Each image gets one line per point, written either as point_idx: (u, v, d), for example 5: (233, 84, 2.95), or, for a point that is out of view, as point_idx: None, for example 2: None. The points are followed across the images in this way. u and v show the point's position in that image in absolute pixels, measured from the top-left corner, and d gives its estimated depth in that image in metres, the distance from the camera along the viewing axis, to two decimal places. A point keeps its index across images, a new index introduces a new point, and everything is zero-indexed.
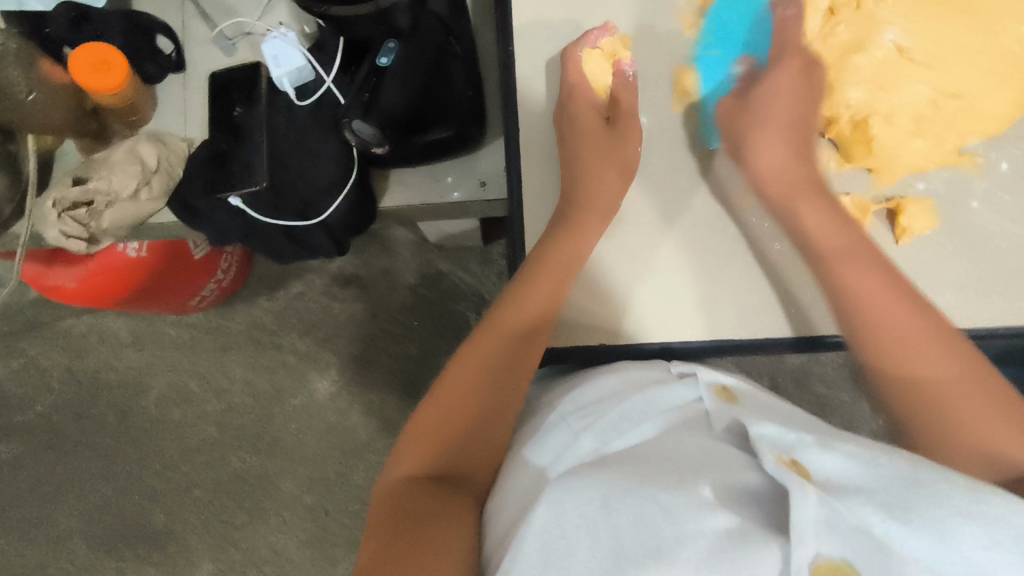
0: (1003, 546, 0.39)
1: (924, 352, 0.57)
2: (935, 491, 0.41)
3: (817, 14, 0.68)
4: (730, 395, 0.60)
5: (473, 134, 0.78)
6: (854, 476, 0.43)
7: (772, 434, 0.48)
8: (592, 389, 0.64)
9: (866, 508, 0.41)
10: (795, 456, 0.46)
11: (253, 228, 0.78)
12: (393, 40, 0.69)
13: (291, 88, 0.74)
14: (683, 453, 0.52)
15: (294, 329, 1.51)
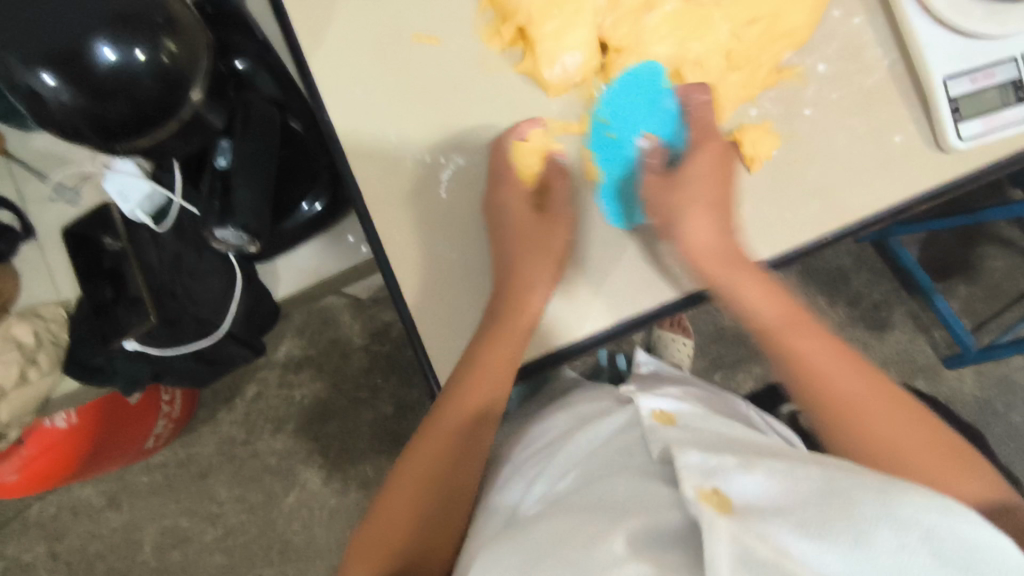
0: (912, 547, 0.40)
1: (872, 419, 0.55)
2: (848, 500, 0.43)
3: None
4: (667, 419, 0.64)
5: (343, 210, 0.77)
6: (769, 499, 0.46)
7: (696, 465, 0.51)
8: (546, 432, 0.72)
9: (783, 536, 0.42)
10: (717, 485, 0.47)
11: (161, 361, 0.77)
12: (226, 139, 0.67)
13: (147, 217, 0.71)
14: (614, 499, 0.53)
15: (265, 431, 1.48)
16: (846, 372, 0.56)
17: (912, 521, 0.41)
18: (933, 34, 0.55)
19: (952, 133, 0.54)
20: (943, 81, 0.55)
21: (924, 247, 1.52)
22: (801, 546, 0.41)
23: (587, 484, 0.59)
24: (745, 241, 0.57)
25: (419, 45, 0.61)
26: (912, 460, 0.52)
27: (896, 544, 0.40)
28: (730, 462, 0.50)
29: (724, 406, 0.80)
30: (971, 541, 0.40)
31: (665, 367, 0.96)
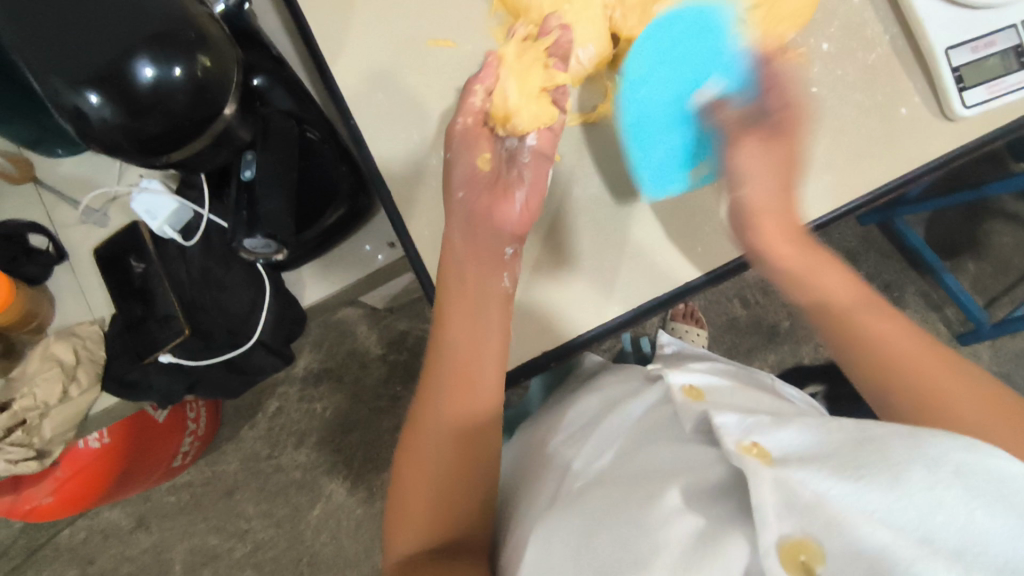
0: (947, 481, 0.39)
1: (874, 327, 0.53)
2: (884, 442, 0.43)
3: None
4: (697, 392, 0.65)
5: (365, 215, 0.79)
6: (806, 448, 0.47)
7: (733, 422, 0.52)
8: (579, 414, 0.74)
9: (820, 485, 0.42)
10: (757, 439, 0.49)
11: (193, 375, 0.79)
12: (249, 152, 0.69)
13: (175, 233, 0.73)
14: (658, 463, 0.57)
15: (289, 444, 1.49)
16: (880, 321, 0.53)
17: (940, 460, 0.40)
18: (931, 6, 0.56)
19: (956, 101, 0.55)
20: (945, 51, 0.55)
21: (930, 226, 1.53)
22: (841, 494, 0.41)
23: (634, 450, 0.63)
24: (773, 210, 0.57)
25: (432, 48, 0.60)
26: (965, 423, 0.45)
27: (929, 480, 0.40)
28: (764, 418, 0.52)
29: (749, 381, 0.80)
30: (999, 475, 0.40)
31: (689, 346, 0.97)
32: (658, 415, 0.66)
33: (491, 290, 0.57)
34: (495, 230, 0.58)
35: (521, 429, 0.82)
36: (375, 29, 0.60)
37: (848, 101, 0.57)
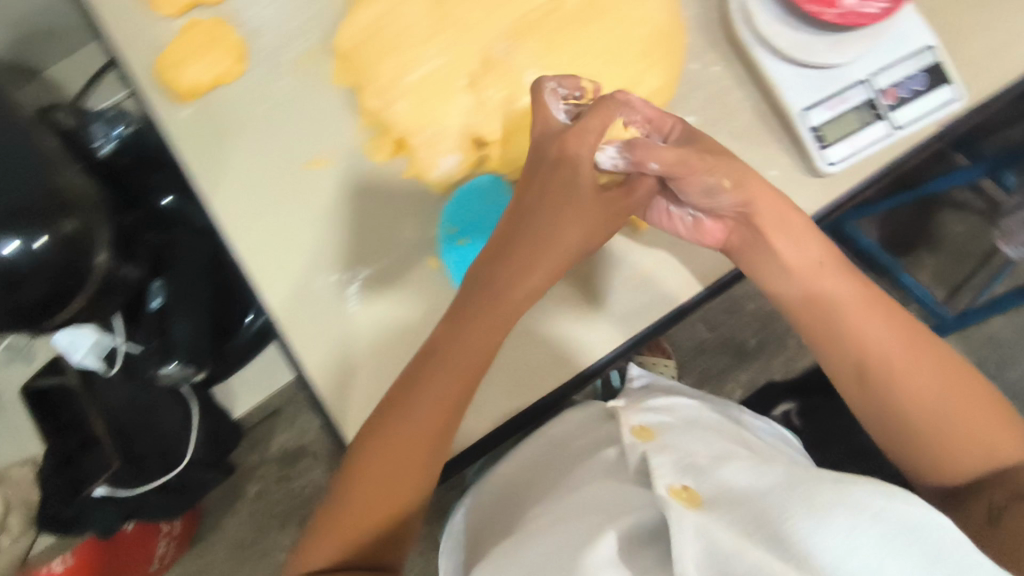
0: (866, 527, 0.38)
1: (916, 366, 0.52)
2: (805, 491, 0.42)
3: (460, 93, 0.54)
4: (647, 433, 0.61)
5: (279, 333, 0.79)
6: (735, 493, 0.45)
7: (670, 463, 0.51)
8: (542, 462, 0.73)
9: (738, 534, 0.40)
10: (690, 483, 0.48)
11: (131, 502, 0.78)
12: (156, 279, 0.70)
13: (98, 363, 0.70)
14: (596, 503, 0.53)
15: (272, 527, 1.48)
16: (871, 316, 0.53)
17: (859, 505, 0.39)
18: (782, 70, 0.56)
19: (819, 159, 0.55)
20: (800, 114, 0.56)
21: (883, 226, 1.52)
22: (762, 545, 0.39)
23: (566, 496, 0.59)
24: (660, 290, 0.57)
25: (311, 171, 0.57)
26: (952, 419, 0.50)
27: (848, 526, 0.38)
28: (704, 460, 0.51)
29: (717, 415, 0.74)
30: (907, 517, 0.39)
31: (658, 379, 0.88)
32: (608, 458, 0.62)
33: (525, 297, 0.50)
34: (568, 233, 0.50)
35: (478, 484, 0.77)
36: (253, 158, 0.57)
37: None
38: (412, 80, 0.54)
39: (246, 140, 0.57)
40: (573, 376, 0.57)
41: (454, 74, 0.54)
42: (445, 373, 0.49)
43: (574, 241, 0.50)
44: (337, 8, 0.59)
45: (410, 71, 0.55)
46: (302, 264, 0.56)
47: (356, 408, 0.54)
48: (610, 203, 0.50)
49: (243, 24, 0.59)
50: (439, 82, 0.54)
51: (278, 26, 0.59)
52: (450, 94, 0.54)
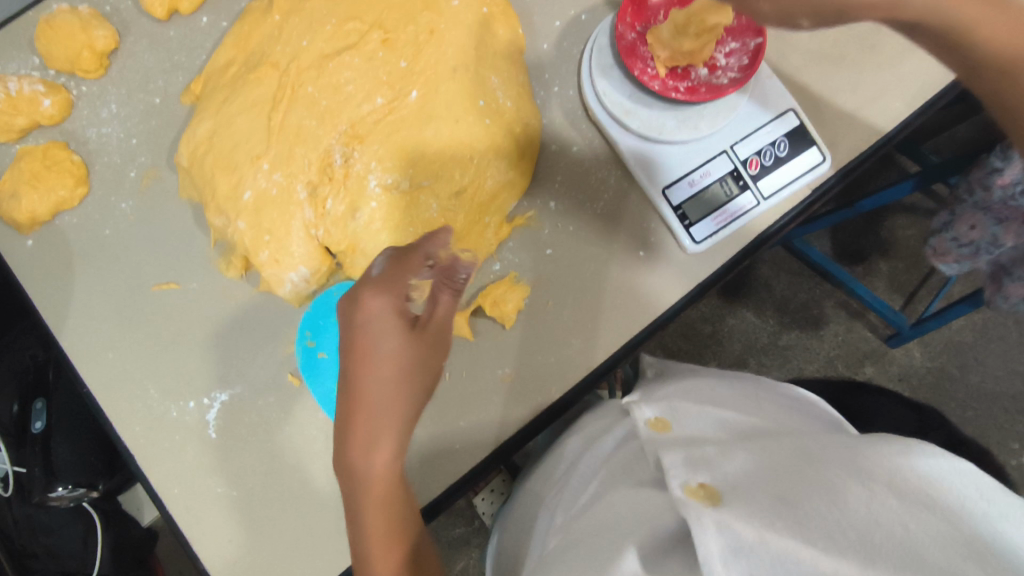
0: (885, 493, 0.37)
1: None
2: (818, 471, 0.41)
3: (302, 206, 0.53)
4: (665, 423, 0.57)
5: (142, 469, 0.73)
6: (744, 480, 0.43)
7: (680, 461, 0.46)
8: (560, 460, 0.65)
9: (758, 522, 0.36)
10: (705, 480, 0.43)
11: None
12: (40, 399, 0.68)
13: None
14: (615, 520, 0.47)
15: None
16: None
17: (875, 472, 0.39)
18: (637, 149, 0.55)
19: (686, 238, 0.54)
20: (662, 192, 0.54)
21: (834, 237, 1.51)
22: (787, 532, 0.35)
23: (598, 500, 0.53)
24: (532, 381, 0.53)
25: (160, 293, 0.55)
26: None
27: (866, 498, 0.37)
28: (712, 453, 0.47)
29: (742, 396, 0.64)
30: (924, 472, 0.38)
31: (671, 363, 0.78)
32: (626, 452, 0.58)
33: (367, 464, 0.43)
34: (392, 403, 0.43)
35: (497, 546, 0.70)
36: (99, 284, 0.56)
37: (585, 257, 0.55)
38: (247, 199, 0.53)
39: (92, 265, 0.56)
40: (462, 478, 0.52)
41: (292, 186, 0.53)
42: (361, 486, 0.43)
43: (394, 392, 0.43)
44: (180, 120, 0.59)
45: (243, 191, 0.53)
46: (152, 391, 0.54)
47: (218, 537, 0.52)
48: (420, 345, 0.44)
49: (87, 143, 0.58)
50: (277, 196, 0.53)
51: (123, 142, 0.58)
52: (290, 209, 0.53)
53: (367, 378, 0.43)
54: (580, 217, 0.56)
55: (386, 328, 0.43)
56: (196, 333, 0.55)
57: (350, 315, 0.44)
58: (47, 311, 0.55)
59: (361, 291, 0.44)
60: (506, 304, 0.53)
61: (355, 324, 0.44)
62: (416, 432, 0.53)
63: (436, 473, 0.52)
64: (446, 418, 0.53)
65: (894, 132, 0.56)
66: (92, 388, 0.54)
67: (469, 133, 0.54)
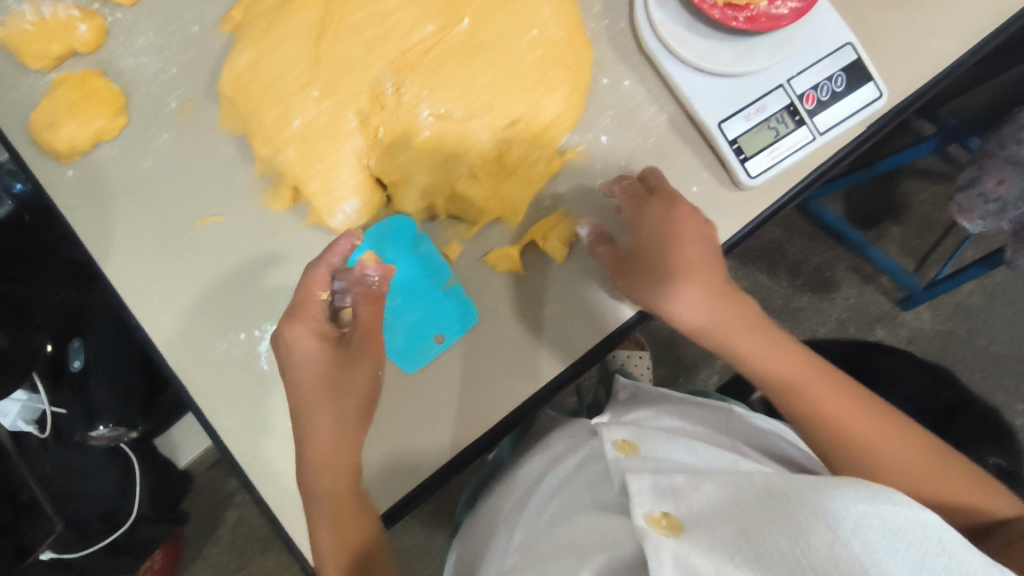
0: (845, 538, 0.40)
1: (855, 422, 0.53)
2: (788, 504, 0.46)
3: (352, 135, 0.52)
4: (632, 445, 0.62)
5: (188, 407, 0.77)
6: (715, 509, 0.50)
7: (648, 489, 0.53)
8: (524, 477, 0.73)
9: (716, 555, 0.43)
10: (670, 509, 0.51)
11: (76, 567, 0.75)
12: (76, 339, 0.69)
13: (29, 426, 0.68)
14: (576, 537, 0.55)
15: (256, 552, 1.32)
16: (829, 390, 0.54)
17: (836, 517, 0.42)
18: (693, 82, 0.54)
19: (741, 173, 0.53)
20: (718, 125, 0.53)
21: (848, 201, 1.47)
22: (747, 566, 0.41)
23: (559, 522, 0.60)
24: (583, 317, 0.54)
25: (204, 228, 0.54)
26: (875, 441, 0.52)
27: (829, 541, 0.41)
28: (680, 481, 0.54)
29: (700, 425, 0.68)
30: (888, 520, 0.41)
31: (643, 386, 0.83)
32: (590, 475, 0.64)
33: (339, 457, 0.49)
34: (327, 430, 0.49)
35: (476, 518, 0.74)
36: (143, 216, 0.55)
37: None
38: (296, 128, 0.52)
39: (134, 198, 0.55)
40: (511, 412, 0.52)
41: (342, 114, 0.52)
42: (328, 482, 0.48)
43: (342, 418, 0.49)
44: (218, 50, 0.57)
45: (292, 118, 0.52)
46: (200, 325, 0.53)
47: (272, 467, 0.52)
48: (344, 364, 0.49)
49: (120, 73, 0.56)
50: (327, 125, 0.52)
51: (161, 72, 0.57)
52: (341, 137, 0.52)
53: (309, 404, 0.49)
54: (629, 152, 0.55)
55: (313, 356, 0.49)
56: (244, 267, 0.54)
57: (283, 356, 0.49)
58: (91, 245, 0.54)
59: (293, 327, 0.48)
60: (556, 238, 0.53)
61: (288, 361, 0.49)
62: (469, 366, 0.52)
63: (488, 407, 0.52)
64: (498, 352, 0.53)
65: (947, 73, 0.55)
66: (140, 319, 0.53)
67: (522, 63, 0.53)
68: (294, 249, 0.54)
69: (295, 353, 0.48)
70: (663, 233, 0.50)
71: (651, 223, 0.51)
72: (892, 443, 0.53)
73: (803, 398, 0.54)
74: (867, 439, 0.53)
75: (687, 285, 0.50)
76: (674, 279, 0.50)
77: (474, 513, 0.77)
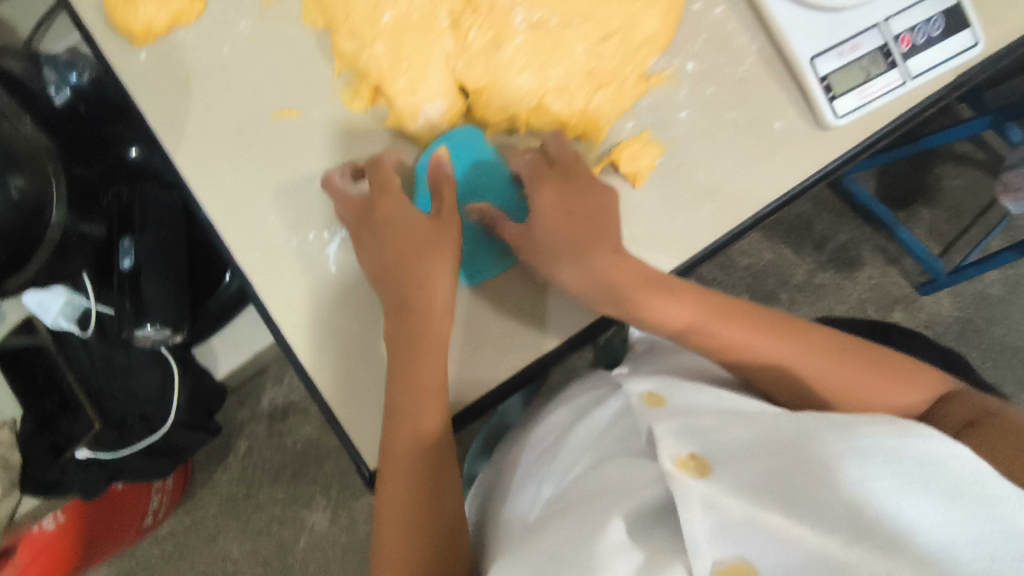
0: (874, 474, 0.33)
1: (760, 342, 0.50)
2: (812, 441, 0.37)
3: (443, 36, 0.52)
4: (659, 397, 0.49)
5: (250, 300, 0.82)
6: (745, 451, 0.39)
7: (675, 429, 0.42)
8: (545, 432, 0.58)
9: (750, 499, 0.36)
10: (699, 448, 0.41)
11: (113, 465, 0.75)
12: (127, 238, 0.66)
13: (70, 324, 0.72)
14: (600, 489, 0.44)
15: (265, 481, 1.30)
16: (743, 328, 0.50)
17: (861, 453, 0.35)
18: (791, 12, 0.53)
19: (828, 111, 0.52)
20: (810, 60, 0.52)
21: (882, 177, 1.40)
22: (777, 512, 0.34)
23: (587, 478, 0.47)
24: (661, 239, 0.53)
25: (281, 121, 0.54)
26: (771, 353, 0.50)
27: (857, 476, 0.34)
28: (709, 421, 0.43)
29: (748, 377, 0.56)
30: (921, 455, 0.34)
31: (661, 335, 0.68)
32: (620, 428, 0.50)
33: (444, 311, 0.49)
34: (426, 283, 0.49)
35: (487, 480, 0.61)
36: (217, 106, 0.53)
37: (719, 122, 0.54)
38: (386, 23, 0.52)
39: (209, 86, 0.54)
40: (583, 328, 0.53)
41: (435, 13, 0.51)
42: (403, 389, 0.48)
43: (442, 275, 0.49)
44: None
45: (382, 13, 0.52)
46: (272, 220, 0.53)
47: (336, 367, 0.52)
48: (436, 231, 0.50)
49: None
50: (418, 23, 0.52)
51: None
52: (433, 37, 0.52)
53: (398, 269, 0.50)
54: (717, 80, 0.54)
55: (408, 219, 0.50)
56: (323, 165, 0.54)
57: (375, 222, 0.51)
58: (165, 131, 0.53)
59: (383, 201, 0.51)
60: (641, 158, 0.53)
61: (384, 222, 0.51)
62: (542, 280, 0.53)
63: (561, 323, 0.53)
64: None
65: None
66: (210, 210, 0.52)
67: None
68: (373, 151, 0.54)
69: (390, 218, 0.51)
70: (577, 207, 0.50)
71: (542, 206, 0.50)
72: (801, 354, 0.50)
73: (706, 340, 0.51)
74: (775, 356, 0.50)
75: (564, 265, 0.50)
76: (557, 256, 0.50)
77: (482, 451, 0.71)
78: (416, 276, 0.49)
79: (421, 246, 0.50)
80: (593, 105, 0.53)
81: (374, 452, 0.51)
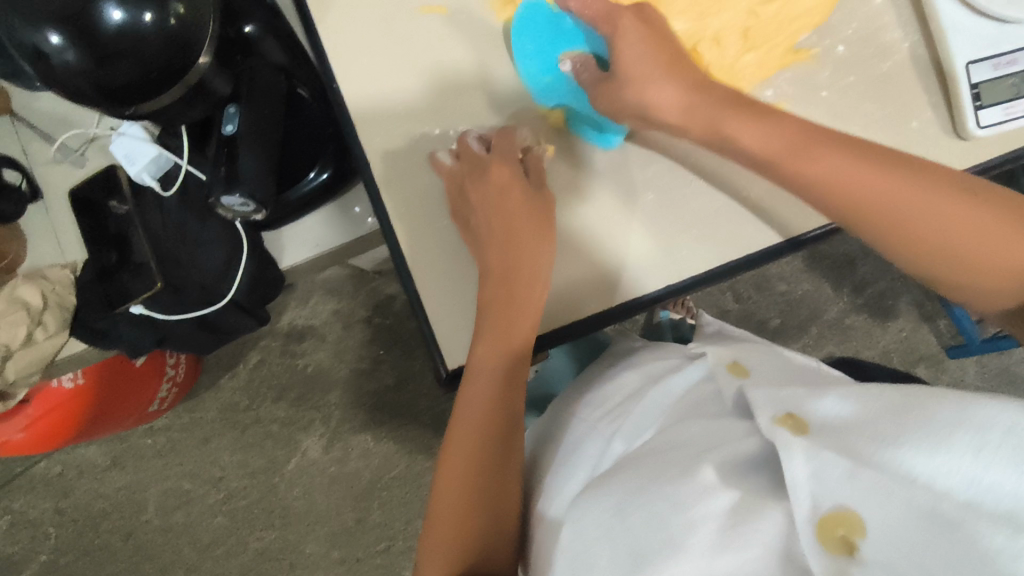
0: (992, 447, 0.35)
1: (830, 162, 0.46)
2: (925, 409, 0.39)
3: None
4: (743, 368, 0.53)
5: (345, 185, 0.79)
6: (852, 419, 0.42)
7: (768, 396, 0.46)
8: (615, 386, 0.60)
9: (850, 457, 0.39)
10: (793, 411, 0.44)
11: (161, 326, 0.79)
12: (233, 105, 0.64)
13: (153, 181, 0.71)
14: (692, 439, 0.47)
15: (268, 396, 1.30)
16: (844, 155, 0.46)
17: (985, 429, 0.36)
18: (956, 16, 0.52)
19: (972, 120, 0.52)
20: (965, 65, 0.52)
21: None
22: (885, 476, 0.37)
23: (669, 428, 0.51)
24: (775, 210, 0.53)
25: (427, 16, 0.54)
26: (858, 180, 0.45)
27: (973, 448, 0.35)
28: (799, 392, 0.46)
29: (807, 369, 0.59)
30: None
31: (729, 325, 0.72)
32: (701, 393, 0.54)
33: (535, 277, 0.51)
34: (528, 253, 0.50)
35: (549, 419, 0.63)
36: None
37: (855, 111, 0.54)
38: None
39: None
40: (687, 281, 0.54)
41: None
42: (518, 318, 0.50)
43: (540, 254, 0.51)
44: None
45: None
46: (400, 111, 0.53)
47: (437, 267, 0.52)
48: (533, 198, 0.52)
49: None
50: None
51: None
52: None
53: (497, 235, 0.50)
54: (863, 69, 0.54)
55: (507, 182, 0.51)
56: (462, 67, 0.54)
57: (468, 185, 0.51)
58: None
59: (499, 167, 0.51)
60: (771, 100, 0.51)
61: (483, 198, 0.51)
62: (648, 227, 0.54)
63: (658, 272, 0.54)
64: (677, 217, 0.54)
65: None
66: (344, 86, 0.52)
67: None
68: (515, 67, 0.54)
69: (489, 196, 0.51)
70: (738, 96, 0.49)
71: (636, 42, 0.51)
72: (873, 179, 0.45)
73: (785, 168, 0.48)
74: (859, 183, 0.45)
75: (663, 78, 0.50)
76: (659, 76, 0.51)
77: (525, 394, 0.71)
78: (520, 225, 0.51)
79: (520, 209, 0.51)
80: (738, 63, 0.54)
81: (455, 355, 0.53)
